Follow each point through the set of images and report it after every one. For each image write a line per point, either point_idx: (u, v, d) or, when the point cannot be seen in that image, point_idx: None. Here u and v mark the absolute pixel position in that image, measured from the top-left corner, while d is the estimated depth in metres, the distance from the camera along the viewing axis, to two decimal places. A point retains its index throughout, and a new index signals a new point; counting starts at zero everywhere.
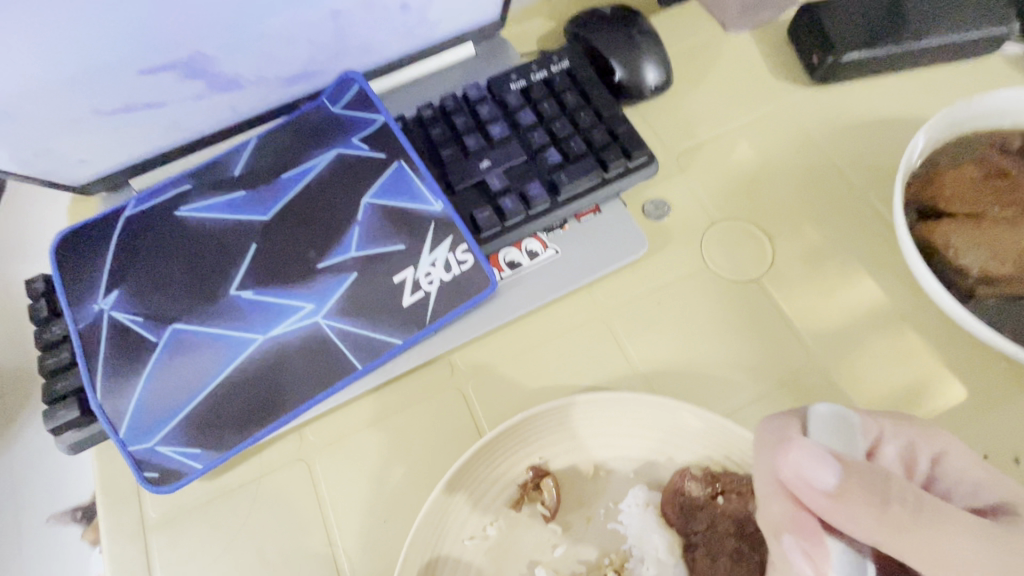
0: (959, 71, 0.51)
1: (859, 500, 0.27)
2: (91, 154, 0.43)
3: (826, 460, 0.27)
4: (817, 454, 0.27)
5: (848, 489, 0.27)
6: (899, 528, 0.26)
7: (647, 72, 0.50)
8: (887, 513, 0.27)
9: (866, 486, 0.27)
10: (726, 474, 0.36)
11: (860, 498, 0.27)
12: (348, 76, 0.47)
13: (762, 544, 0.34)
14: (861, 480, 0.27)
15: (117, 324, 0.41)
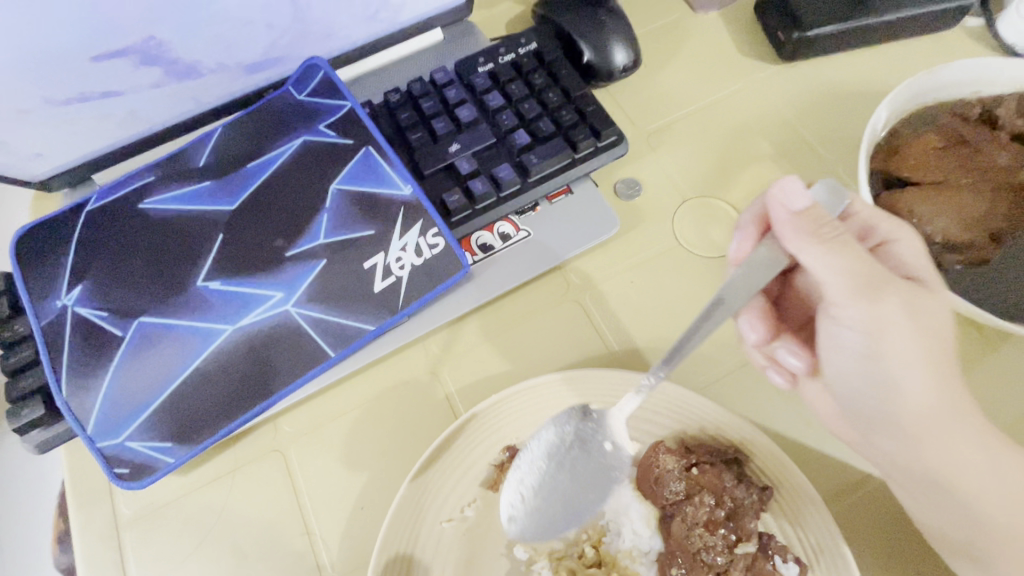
0: (922, 44, 0.52)
1: (807, 225, 0.31)
2: (48, 148, 0.42)
3: (801, 194, 0.31)
4: (801, 191, 0.31)
5: (813, 213, 0.31)
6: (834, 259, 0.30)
7: (616, 53, 0.50)
8: (819, 235, 0.30)
9: (814, 221, 0.31)
10: (696, 445, 0.36)
11: (808, 226, 0.31)
12: (312, 63, 0.47)
13: (742, 515, 0.34)
14: (817, 214, 0.31)
15: (81, 320, 0.40)
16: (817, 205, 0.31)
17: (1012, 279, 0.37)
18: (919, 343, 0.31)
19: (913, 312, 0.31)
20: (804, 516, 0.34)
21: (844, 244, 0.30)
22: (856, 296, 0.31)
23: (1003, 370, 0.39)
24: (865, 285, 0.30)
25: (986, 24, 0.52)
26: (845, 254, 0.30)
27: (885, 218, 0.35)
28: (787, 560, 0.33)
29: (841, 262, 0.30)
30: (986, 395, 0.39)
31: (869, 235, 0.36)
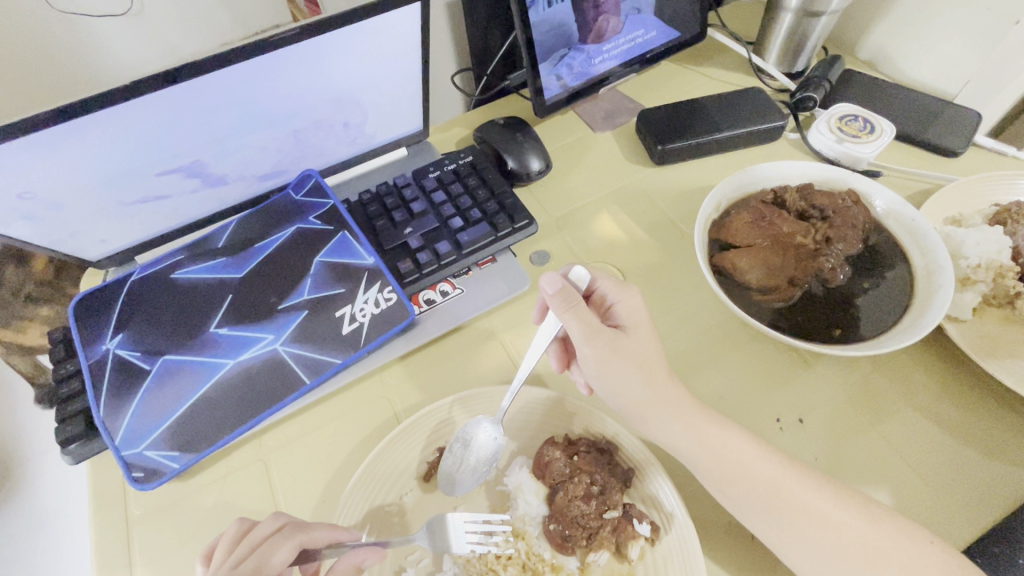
0: (756, 152, 0.71)
1: (558, 301, 0.45)
2: (109, 235, 0.57)
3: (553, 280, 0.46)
4: (556, 280, 0.46)
5: (564, 291, 0.45)
6: (574, 325, 0.45)
7: (532, 161, 0.68)
8: (563, 306, 0.45)
9: (560, 300, 0.45)
10: (578, 439, 0.48)
11: (557, 304, 0.45)
12: (306, 173, 0.64)
13: (609, 488, 0.45)
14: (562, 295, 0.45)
15: (119, 359, 0.53)
16: (568, 285, 0.46)
17: (806, 311, 0.53)
18: (631, 370, 0.45)
19: (621, 352, 0.45)
20: (657, 488, 0.45)
21: (581, 312, 0.45)
22: (588, 346, 0.45)
23: (814, 378, 0.52)
24: (592, 337, 0.44)
25: (800, 138, 0.71)
26: (580, 318, 0.45)
27: (615, 288, 0.48)
28: (643, 521, 0.44)
29: (576, 323, 0.45)
30: (802, 397, 0.51)
31: (604, 302, 0.49)
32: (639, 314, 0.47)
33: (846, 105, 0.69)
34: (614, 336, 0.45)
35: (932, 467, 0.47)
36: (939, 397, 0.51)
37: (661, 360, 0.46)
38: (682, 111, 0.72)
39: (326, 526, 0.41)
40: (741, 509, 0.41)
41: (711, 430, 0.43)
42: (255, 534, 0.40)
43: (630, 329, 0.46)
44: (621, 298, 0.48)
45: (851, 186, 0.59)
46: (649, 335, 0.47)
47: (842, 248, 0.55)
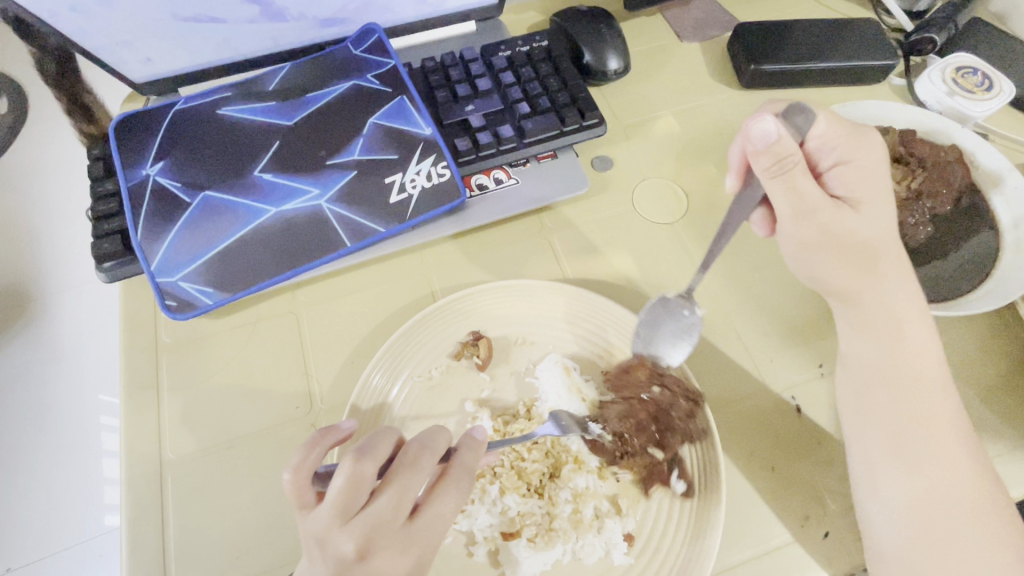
0: (852, 93, 0.65)
1: (766, 161, 0.40)
2: (156, 55, 0.54)
3: (773, 125, 0.39)
4: (779, 134, 0.39)
5: (776, 151, 0.39)
6: (788, 191, 0.40)
7: (610, 60, 0.62)
8: (778, 168, 0.40)
9: (771, 159, 0.39)
10: (665, 368, 0.46)
11: (763, 164, 0.40)
12: (369, 27, 0.59)
13: (674, 435, 0.43)
14: (774, 153, 0.39)
15: (160, 187, 0.51)
16: (787, 140, 0.39)
17: None
18: (840, 253, 0.41)
19: (835, 230, 0.41)
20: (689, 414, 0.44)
21: (799, 177, 0.39)
22: (799, 218, 0.41)
23: None
24: (802, 211, 0.40)
25: (906, 85, 0.65)
26: (794, 185, 0.40)
27: (841, 142, 0.42)
28: (681, 479, 0.42)
29: (786, 195, 0.40)
30: None
31: (826, 157, 0.43)
32: (871, 176, 0.42)
33: (967, 56, 0.61)
34: (837, 207, 0.41)
35: (979, 436, 0.45)
36: (989, 373, 0.49)
37: (887, 241, 0.42)
38: (785, 31, 0.65)
39: (474, 453, 0.37)
40: (862, 402, 0.42)
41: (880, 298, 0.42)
42: (412, 485, 0.33)
43: (852, 201, 0.42)
44: (852, 158, 0.42)
45: (955, 142, 0.54)
46: (880, 207, 0.42)
47: (930, 205, 0.51)
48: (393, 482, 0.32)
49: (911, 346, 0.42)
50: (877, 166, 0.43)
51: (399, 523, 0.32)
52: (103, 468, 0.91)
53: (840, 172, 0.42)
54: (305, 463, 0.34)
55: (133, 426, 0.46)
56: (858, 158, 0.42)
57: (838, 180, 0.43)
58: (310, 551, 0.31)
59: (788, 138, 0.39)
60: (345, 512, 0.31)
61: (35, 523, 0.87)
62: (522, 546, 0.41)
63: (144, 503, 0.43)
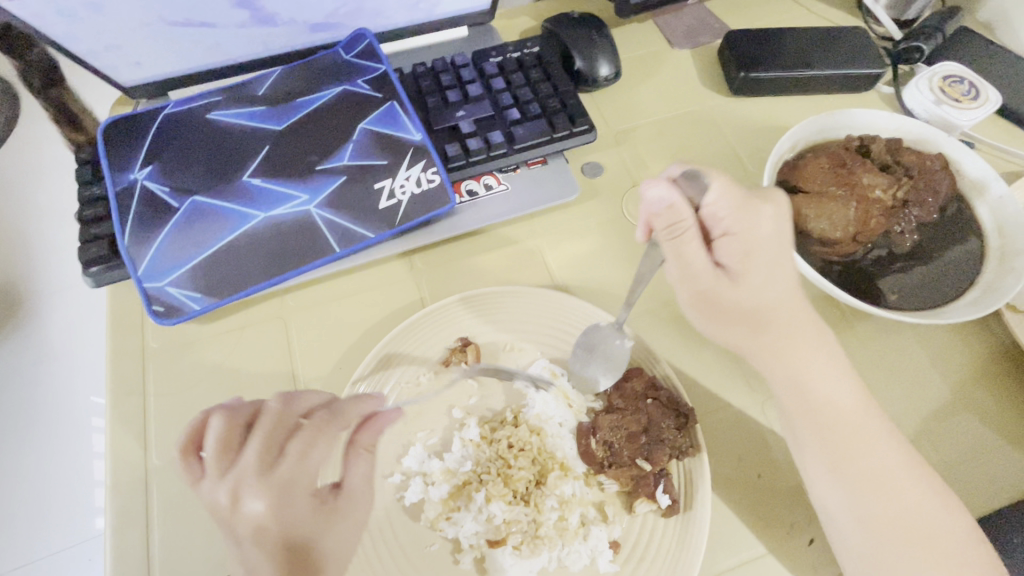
0: (841, 101, 0.66)
1: (661, 224, 0.40)
2: (145, 59, 0.54)
3: (660, 187, 0.39)
4: (664, 198, 0.39)
5: (669, 215, 0.40)
6: (674, 255, 0.40)
7: (600, 66, 0.62)
8: (668, 234, 0.40)
9: (664, 225, 0.40)
10: (660, 385, 0.46)
11: (659, 225, 0.40)
12: (360, 32, 0.59)
13: (659, 450, 0.43)
14: (664, 218, 0.40)
15: (148, 191, 0.51)
16: (679, 206, 0.39)
17: (863, 270, 0.51)
18: (732, 318, 0.41)
19: (719, 299, 0.41)
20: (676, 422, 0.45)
21: (683, 244, 0.40)
22: (683, 282, 0.41)
23: (851, 341, 0.51)
24: (688, 275, 0.41)
25: (894, 93, 0.65)
26: (678, 251, 0.40)
27: (730, 209, 0.40)
28: (665, 492, 0.41)
29: (675, 258, 0.41)
30: None
31: (718, 224, 0.41)
32: (759, 247, 0.41)
33: (954, 65, 0.62)
34: (716, 275, 0.40)
35: (952, 446, 0.46)
36: (973, 380, 0.49)
37: (788, 309, 0.41)
38: (775, 39, 0.65)
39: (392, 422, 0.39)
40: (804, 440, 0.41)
41: (789, 363, 0.41)
42: (323, 448, 0.35)
43: (737, 274, 0.40)
44: (739, 227, 0.40)
45: (942, 150, 0.54)
46: (767, 274, 0.41)
47: (916, 213, 0.52)
48: (304, 444, 0.35)
49: (838, 386, 0.41)
50: (767, 237, 0.41)
51: (307, 484, 0.34)
52: (93, 470, 0.91)
53: (728, 242, 0.40)
54: (207, 448, 0.34)
55: (119, 432, 0.46)
56: (752, 227, 0.40)
57: (727, 251, 0.40)
58: (216, 513, 0.33)
59: (680, 205, 0.39)
60: (253, 471, 0.33)
61: (21, 528, 0.86)
62: (508, 555, 0.41)
63: (129, 510, 0.43)
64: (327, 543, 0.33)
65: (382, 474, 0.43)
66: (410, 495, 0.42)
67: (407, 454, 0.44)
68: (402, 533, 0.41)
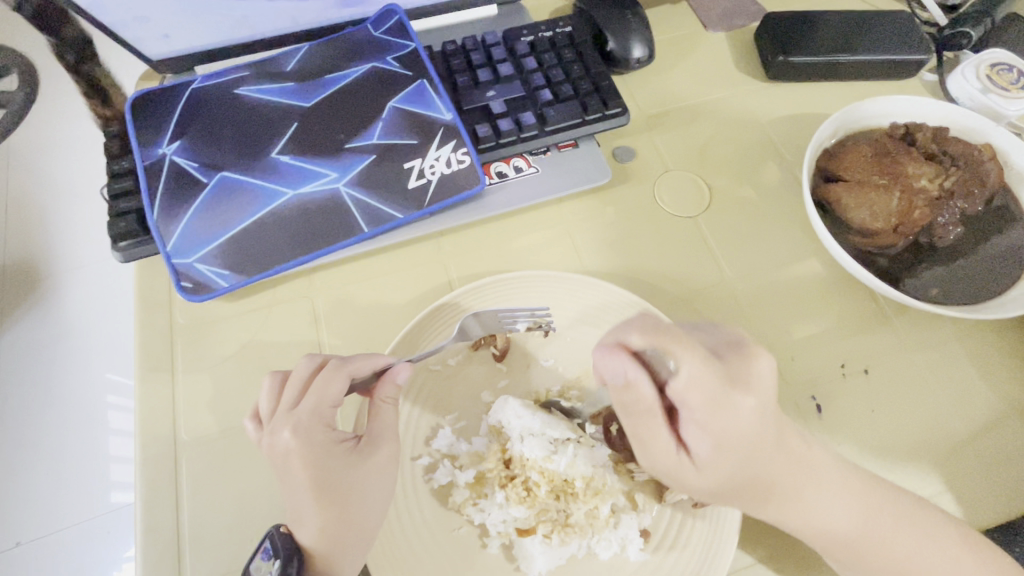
0: (881, 88, 0.64)
1: (617, 398, 0.38)
2: (173, 32, 0.53)
3: (615, 358, 0.37)
4: (619, 372, 0.37)
5: (623, 394, 0.37)
6: (630, 431, 0.38)
7: (634, 48, 0.61)
8: (625, 410, 0.38)
9: (621, 407, 0.38)
10: None
11: (616, 401, 0.38)
12: (390, 8, 0.58)
13: None
14: (620, 399, 0.37)
15: (176, 166, 0.51)
16: (633, 387, 0.36)
17: (904, 263, 0.49)
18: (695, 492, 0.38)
19: (676, 476, 0.38)
20: None
21: (637, 426, 0.38)
22: (642, 458, 0.39)
23: (887, 335, 0.50)
24: (642, 450, 0.38)
25: (937, 81, 0.63)
26: (632, 430, 0.38)
27: (700, 407, 0.35)
28: None
29: (630, 436, 0.39)
30: (870, 351, 0.49)
31: (687, 417, 0.36)
32: (733, 442, 0.36)
33: (1003, 53, 0.60)
34: (676, 455, 0.37)
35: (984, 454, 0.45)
36: (1014, 379, 0.48)
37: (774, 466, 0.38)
38: (815, 22, 0.63)
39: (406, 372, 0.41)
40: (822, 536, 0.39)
41: (764, 513, 0.39)
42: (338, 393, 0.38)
43: (698, 463, 0.37)
44: (708, 422, 0.36)
45: (989, 141, 0.53)
46: (739, 462, 0.37)
47: (962, 204, 0.50)
48: (319, 390, 0.38)
49: (832, 512, 0.39)
50: (742, 432, 0.36)
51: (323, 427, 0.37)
52: (109, 446, 0.92)
53: (694, 431, 0.36)
54: (258, 402, 0.40)
55: (147, 407, 0.46)
56: (724, 411, 0.36)
57: (693, 438, 0.36)
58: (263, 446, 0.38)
59: (634, 386, 0.36)
60: (283, 410, 0.38)
61: (38, 502, 0.88)
62: (536, 543, 0.41)
63: (158, 484, 0.43)
64: (349, 467, 0.37)
65: (410, 456, 0.43)
66: (439, 478, 0.42)
67: (436, 436, 0.44)
68: (430, 517, 0.41)
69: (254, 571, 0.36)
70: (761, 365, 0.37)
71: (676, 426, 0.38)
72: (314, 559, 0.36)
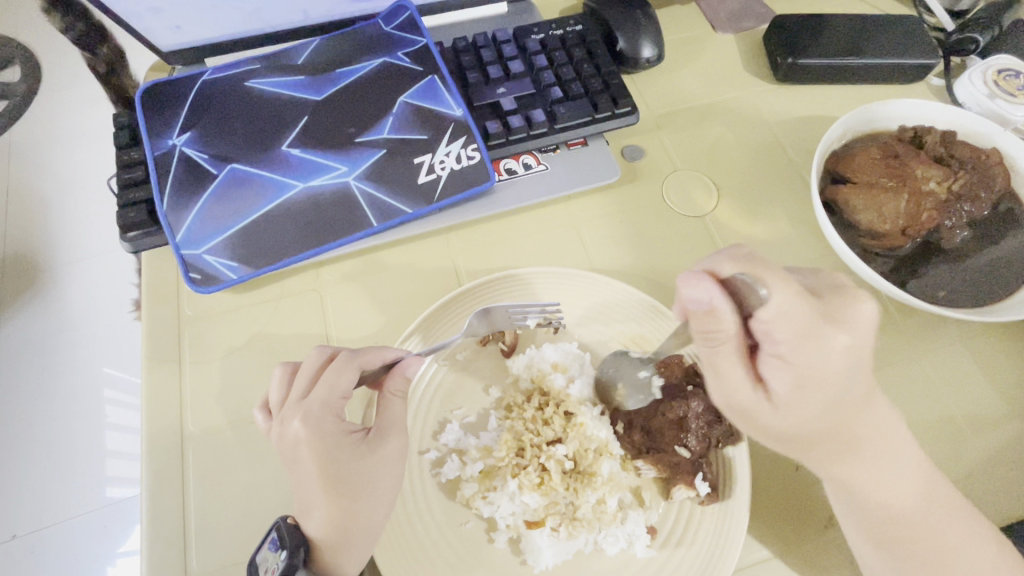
0: (888, 92, 0.64)
1: (696, 325, 0.35)
2: (185, 23, 0.53)
3: (701, 282, 0.33)
4: (702, 294, 0.33)
5: (705, 320, 0.34)
6: (706, 361, 0.36)
7: (643, 48, 0.61)
8: (701, 327, 0.35)
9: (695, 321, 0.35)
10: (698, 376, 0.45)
11: (697, 327, 0.35)
12: (401, 5, 0.58)
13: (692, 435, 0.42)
14: (700, 324, 0.35)
15: (186, 158, 0.51)
16: (720, 313, 0.33)
17: (911, 265, 0.49)
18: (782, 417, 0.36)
19: (749, 413, 0.36)
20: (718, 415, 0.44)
21: (715, 352, 0.35)
22: (715, 390, 0.37)
23: (893, 336, 0.50)
24: (717, 375, 0.36)
25: (944, 86, 0.63)
26: (705, 341, 0.35)
27: (789, 335, 0.33)
28: (704, 479, 0.40)
29: (704, 352, 0.36)
30: (876, 351, 0.49)
31: (771, 350, 0.34)
32: (816, 382, 0.34)
33: (1010, 58, 0.60)
34: (753, 393, 0.35)
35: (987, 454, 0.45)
36: (1018, 382, 0.48)
37: (861, 421, 0.37)
38: (824, 25, 0.63)
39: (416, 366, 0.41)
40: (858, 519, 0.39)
41: (839, 462, 0.38)
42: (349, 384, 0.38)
43: (776, 399, 0.35)
44: (793, 357, 0.34)
45: (995, 145, 0.53)
46: (820, 406, 0.35)
47: (969, 208, 0.50)
48: (331, 381, 0.38)
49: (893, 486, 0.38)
50: (835, 368, 0.34)
51: (334, 418, 0.37)
52: (107, 440, 0.91)
53: (778, 367, 0.34)
54: (269, 393, 0.40)
55: (154, 398, 0.46)
56: (817, 353, 0.34)
57: (775, 374, 0.35)
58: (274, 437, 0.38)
59: (720, 312, 0.33)
60: (294, 400, 0.38)
61: (34, 495, 0.87)
62: (545, 535, 0.41)
63: (165, 474, 0.43)
64: (359, 458, 0.37)
65: (418, 449, 0.43)
66: (447, 471, 0.42)
67: (444, 431, 0.44)
68: (438, 511, 0.41)
69: (261, 561, 0.35)
70: (861, 310, 0.34)
71: (753, 363, 0.36)
72: (323, 551, 0.36)
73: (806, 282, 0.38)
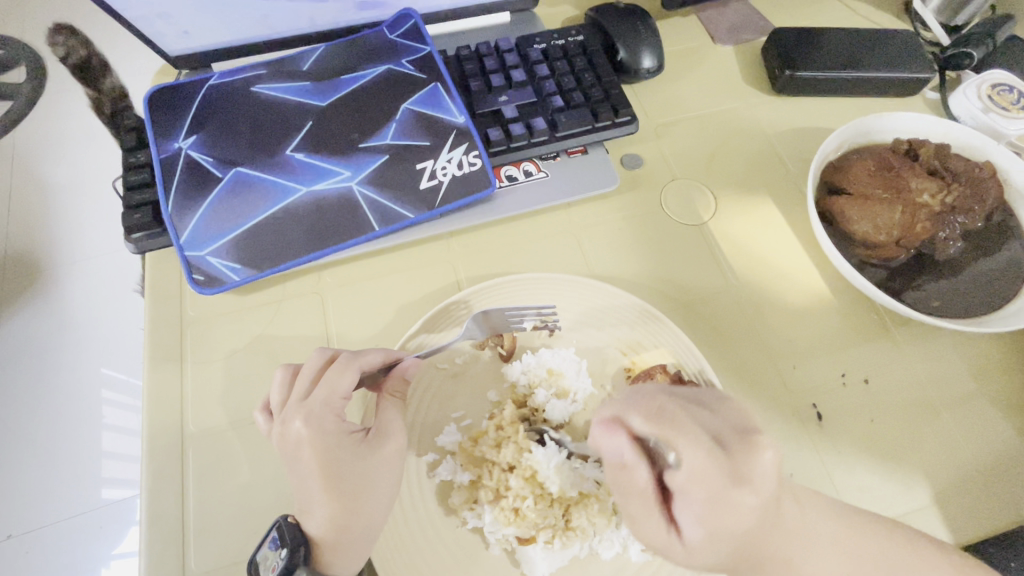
0: (885, 104, 0.65)
1: (612, 475, 0.36)
2: (193, 28, 0.54)
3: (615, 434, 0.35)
4: (616, 447, 0.35)
5: (620, 472, 0.35)
6: (623, 505, 0.37)
7: (643, 58, 0.62)
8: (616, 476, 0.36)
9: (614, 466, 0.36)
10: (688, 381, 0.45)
11: (612, 475, 0.36)
12: (406, 13, 0.59)
13: None
14: (614, 476, 0.36)
15: (192, 161, 0.51)
16: (630, 466, 0.35)
17: (904, 275, 0.50)
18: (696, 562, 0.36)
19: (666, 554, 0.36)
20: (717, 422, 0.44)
21: (630, 499, 0.36)
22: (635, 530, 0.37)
23: (887, 346, 0.51)
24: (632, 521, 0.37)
25: (940, 99, 0.64)
26: (622, 487, 0.36)
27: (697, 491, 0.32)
28: None
29: (622, 499, 0.37)
30: (870, 360, 0.50)
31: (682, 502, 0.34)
32: (726, 536, 0.33)
33: (1004, 73, 0.61)
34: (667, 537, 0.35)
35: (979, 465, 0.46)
36: (1010, 392, 0.49)
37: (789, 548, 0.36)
38: (821, 38, 0.64)
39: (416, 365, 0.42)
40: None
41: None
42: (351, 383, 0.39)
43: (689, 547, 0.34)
44: (706, 516, 0.33)
45: (989, 158, 0.54)
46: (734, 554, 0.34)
47: (962, 220, 0.51)
48: (333, 380, 0.38)
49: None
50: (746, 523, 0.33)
51: (336, 417, 0.38)
52: (104, 441, 0.91)
53: (689, 520, 0.34)
54: (269, 394, 0.41)
55: (155, 398, 0.46)
56: (728, 510, 0.32)
57: (688, 523, 0.34)
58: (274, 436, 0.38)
59: (631, 467, 0.34)
60: (295, 400, 0.38)
61: (30, 495, 0.87)
62: (539, 549, 0.40)
63: (164, 474, 0.43)
64: (359, 458, 0.37)
65: (416, 452, 0.43)
66: (442, 474, 0.42)
67: (441, 434, 0.44)
68: (435, 514, 0.41)
69: (262, 559, 0.36)
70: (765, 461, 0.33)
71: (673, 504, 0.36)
72: (322, 549, 0.36)
73: (721, 418, 0.35)
